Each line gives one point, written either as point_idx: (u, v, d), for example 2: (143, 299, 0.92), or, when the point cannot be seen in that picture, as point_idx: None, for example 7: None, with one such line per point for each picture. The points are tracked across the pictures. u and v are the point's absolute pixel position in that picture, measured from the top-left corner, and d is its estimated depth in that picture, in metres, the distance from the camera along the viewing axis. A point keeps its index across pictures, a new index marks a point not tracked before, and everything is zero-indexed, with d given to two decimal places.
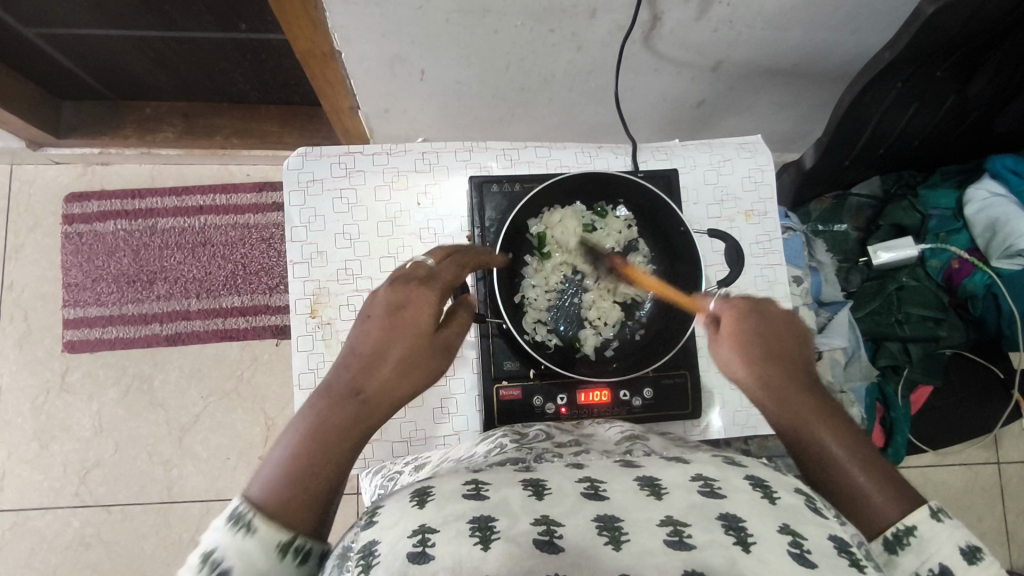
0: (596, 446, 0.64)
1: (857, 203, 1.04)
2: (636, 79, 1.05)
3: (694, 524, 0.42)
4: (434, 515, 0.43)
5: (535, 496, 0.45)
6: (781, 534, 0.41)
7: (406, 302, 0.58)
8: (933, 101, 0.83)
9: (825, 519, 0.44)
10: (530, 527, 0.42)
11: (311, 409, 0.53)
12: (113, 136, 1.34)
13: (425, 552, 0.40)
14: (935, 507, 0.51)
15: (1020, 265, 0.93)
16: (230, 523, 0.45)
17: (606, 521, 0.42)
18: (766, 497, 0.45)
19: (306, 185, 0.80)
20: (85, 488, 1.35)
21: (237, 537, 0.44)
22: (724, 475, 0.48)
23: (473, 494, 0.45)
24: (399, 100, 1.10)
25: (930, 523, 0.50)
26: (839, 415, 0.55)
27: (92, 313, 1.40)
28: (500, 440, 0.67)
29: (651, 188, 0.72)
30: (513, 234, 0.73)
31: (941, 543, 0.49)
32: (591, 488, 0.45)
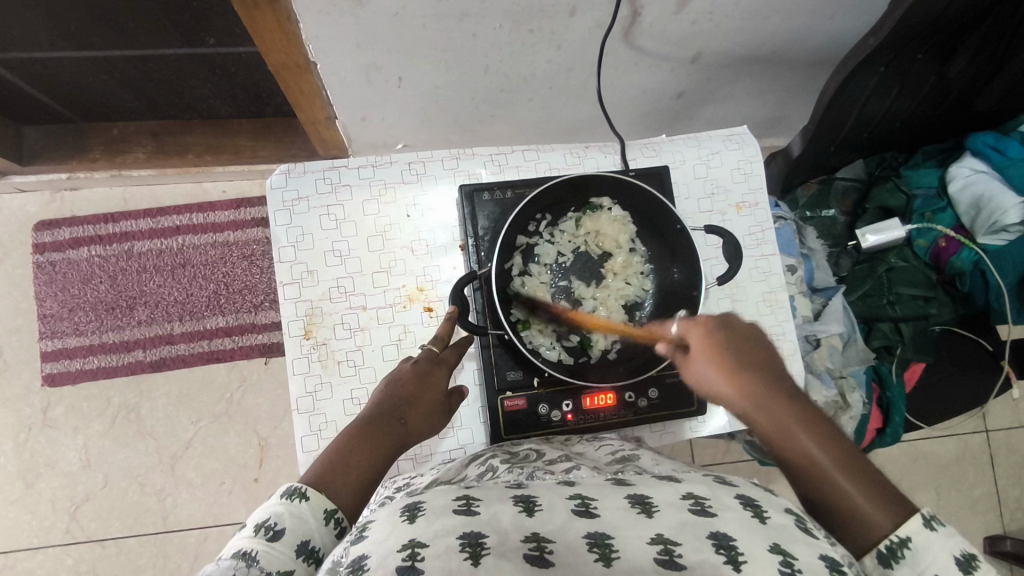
0: (586, 463, 0.66)
1: (843, 187, 1.04)
2: (617, 74, 1.04)
3: (684, 543, 0.44)
4: (424, 531, 0.45)
5: (527, 512, 0.48)
6: (773, 553, 0.43)
7: (433, 371, 0.72)
8: (913, 84, 0.84)
9: (816, 540, 0.46)
10: (520, 543, 0.44)
11: (346, 436, 0.64)
12: (80, 159, 1.29)
13: (415, 566, 0.41)
14: (928, 515, 0.51)
15: (1005, 240, 0.95)
16: (257, 529, 0.54)
17: (596, 539, 0.45)
18: (756, 515, 0.48)
19: (291, 203, 0.78)
20: (77, 524, 1.31)
21: (261, 538, 0.53)
22: (714, 494, 0.51)
23: (464, 510, 0.47)
24: (378, 107, 1.08)
25: (924, 533, 0.50)
26: (826, 428, 0.56)
27: (71, 344, 1.35)
28: (490, 463, 0.67)
29: (646, 188, 0.71)
30: (508, 244, 0.71)
31: (935, 554, 0.49)
32: (584, 508, 0.49)
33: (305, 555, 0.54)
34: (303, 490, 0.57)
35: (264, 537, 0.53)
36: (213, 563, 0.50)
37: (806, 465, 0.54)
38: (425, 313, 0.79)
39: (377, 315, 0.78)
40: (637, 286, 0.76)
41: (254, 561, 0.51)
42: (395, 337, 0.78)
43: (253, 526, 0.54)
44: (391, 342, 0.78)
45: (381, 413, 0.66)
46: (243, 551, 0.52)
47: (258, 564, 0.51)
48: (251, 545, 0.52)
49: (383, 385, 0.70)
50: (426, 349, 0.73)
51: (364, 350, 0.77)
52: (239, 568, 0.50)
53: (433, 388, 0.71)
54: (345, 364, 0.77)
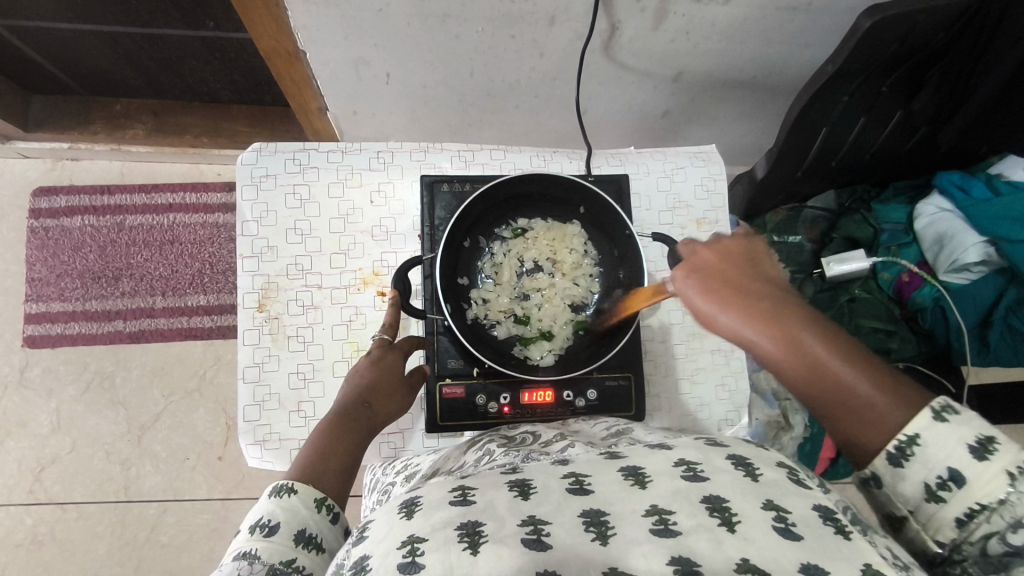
0: (580, 439, 0.64)
1: (812, 216, 1.09)
2: (601, 88, 1.07)
3: (678, 510, 0.42)
4: (422, 525, 0.42)
5: (522, 496, 0.45)
6: (764, 510, 0.42)
7: (384, 353, 0.71)
8: (878, 116, 0.87)
9: (809, 490, 0.45)
10: (517, 528, 0.41)
11: (318, 435, 0.63)
12: (82, 131, 1.34)
13: (415, 561, 0.39)
14: (937, 407, 0.49)
15: (967, 279, 0.98)
16: (253, 530, 0.54)
17: (591, 517, 0.42)
18: (748, 475, 0.46)
19: (259, 180, 0.81)
20: (40, 486, 1.33)
21: (258, 537, 0.53)
22: (706, 457, 0.48)
23: (460, 501, 0.45)
24: (367, 103, 1.11)
25: (934, 428, 0.48)
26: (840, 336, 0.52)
27: (54, 308, 1.39)
28: (488, 447, 0.66)
29: (597, 192, 0.74)
30: (458, 232, 0.74)
31: (947, 447, 0.48)
32: (577, 485, 0.46)
33: (304, 543, 0.54)
34: (290, 484, 0.57)
35: (261, 535, 0.53)
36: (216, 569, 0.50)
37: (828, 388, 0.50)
38: (378, 297, 0.81)
39: (331, 295, 0.80)
40: (584, 287, 0.77)
41: (255, 559, 0.51)
42: (346, 318, 0.80)
43: (248, 528, 0.54)
44: (342, 322, 0.80)
45: (346, 403, 0.66)
46: (243, 552, 0.52)
47: (259, 560, 0.51)
48: (250, 545, 0.52)
49: (346, 380, 0.70)
50: (377, 338, 0.73)
51: (314, 327, 0.79)
52: (242, 568, 0.50)
53: (388, 363, 0.71)
54: (294, 339, 0.79)
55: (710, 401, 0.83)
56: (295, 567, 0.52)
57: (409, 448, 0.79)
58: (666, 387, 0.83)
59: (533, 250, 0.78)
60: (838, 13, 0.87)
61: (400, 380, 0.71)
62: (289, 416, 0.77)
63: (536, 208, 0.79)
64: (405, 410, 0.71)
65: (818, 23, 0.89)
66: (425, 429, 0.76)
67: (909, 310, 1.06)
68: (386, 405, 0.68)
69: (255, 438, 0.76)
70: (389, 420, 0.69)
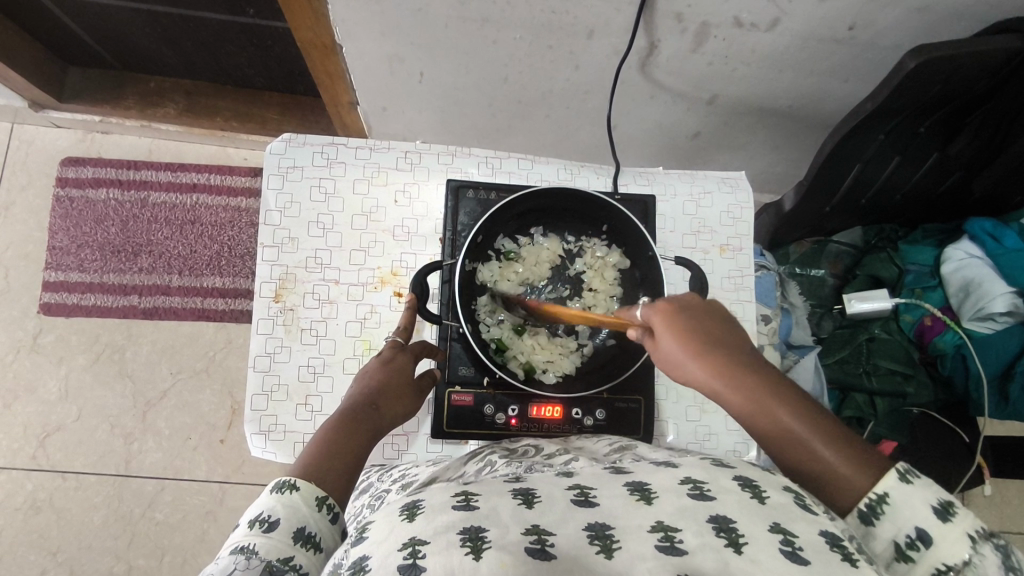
0: (584, 455, 0.63)
1: (836, 250, 1.08)
2: (632, 105, 1.06)
3: (684, 528, 0.41)
4: (424, 528, 0.41)
5: (525, 505, 0.44)
6: (772, 533, 0.40)
7: (393, 356, 0.71)
8: (915, 156, 0.85)
9: (815, 516, 0.44)
10: (520, 537, 0.40)
11: (323, 433, 0.62)
12: (114, 105, 1.36)
13: (416, 564, 0.38)
14: (902, 471, 0.52)
15: (991, 329, 0.97)
16: (254, 525, 0.53)
17: (596, 530, 0.41)
18: (755, 496, 0.44)
19: (285, 170, 0.81)
20: (43, 452, 1.34)
21: (259, 533, 0.52)
22: (712, 477, 0.47)
23: (464, 505, 0.44)
24: (398, 100, 1.11)
25: (902, 488, 0.51)
26: (802, 398, 0.55)
27: (72, 278, 1.40)
28: (489, 458, 0.64)
29: (622, 210, 0.73)
30: (482, 240, 0.73)
31: (913, 507, 0.50)
32: (582, 496, 0.45)
33: (303, 541, 0.53)
34: (292, 482, 0.56)
35: (260, 530, 0.53)
36: (213, 561, 0.50)
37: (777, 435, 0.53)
38: (394, 297, 0.81)
39: (347, 291, 0.80)
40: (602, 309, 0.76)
41: (253, 554, 0.51)
42: (360, 315, 0.80)
43: (248, 522, 0.54)
44: (356, 319, 0.80)
45: (352, 404, 0.65)
46: (242, 546, 0.52)
47: (257, 555, 0.51)
48: (249, 539, 0.52)
49: (355, 380, 0.70)
50: (390, 340, 0.73)
51: (328, 322, 0.79)
52: (239, 562, 0.50)
53: (398, 364, 0.70)
54: (307, 332, 0.79)
55: (719, 431, 0.82)
56: (292, 566, 0.52)
57: (412, 451, 0.78)
58: (675, 411, 0.82)
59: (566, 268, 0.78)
60: (883, 49, 0.85)
61: (408, 383, 0.70)
62: (295, 408, 0.77)
63: (560, 223, 0.78)
64: (412, 413, 0.70)
65: (860, 58, 0.88)
66: (431, 434, 0.76)
67: (928, 355, 1.04)
68: (393, 406, 0.68)
69: (260, 428, 0.76)
70: (395, 422, 0.68)
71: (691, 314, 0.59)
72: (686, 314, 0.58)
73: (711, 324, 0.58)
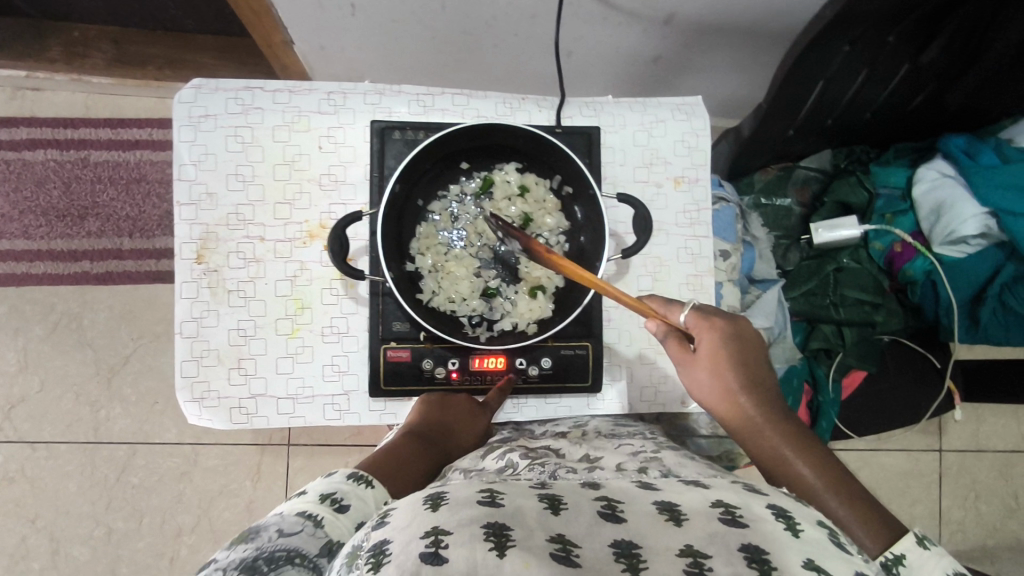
0: (606, 463, 0.61)
1: (803, 177, 1.02)
2: (584, 29, 0.98)
3: (715, 555, 0.39)
4: (448, 519, 0.40)
5: (551, 509, 0.43)
6: (806, 569, 0.40)
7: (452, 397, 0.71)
8: (885, 68, 0.77)
9: (848, 557, 0.43)
10: (545, 543, 0.39)
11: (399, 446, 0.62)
12: (36, 58, 1.26)
13: (439, 553, 0.38)
14: (919, 535, 0.56)
15: (963, 253, 0.92)
16: (325, 499, 0.51)
17: (622, 548, 0.39)
18: (789, 528, 0.43)
19: (198, 120, 0.74)
20: (9, 423, 1.32)
21: (329, 509, 0.50)
22: (745, 501, 0.45)
23: (488, 502, 0.43)
24: (333, 37, 1.02)
25: (916, 550, 0.55)
26: (820, 452, 0.63)
27: (19, 246, 1.35)
28: (509, 456, 0.62)
29: (556, 143, 0.66)
30: (407, 181, 0.67)
31: (929, 571, 0.54)
32: (610, 509, 0.43)
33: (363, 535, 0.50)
34: (368, 476, 0.55)
35: (331, 507, 0.50)
36: (277, 520, 0.48)
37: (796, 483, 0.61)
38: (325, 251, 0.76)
39: (274, 248, 0.75)
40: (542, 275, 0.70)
41: (318, 525, 0.48)
42: (290, 273, 0.75)
43: (319, 494, 0.51)
44: (286, 278, 0.75)
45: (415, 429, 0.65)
46: (308, 513, 0.49)
47: (322, 528, 0.48)
48: (316, 510, 0.50)
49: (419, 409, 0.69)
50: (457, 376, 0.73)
51: (255, 282, 0.75)
52: (305, 529, 0.48)
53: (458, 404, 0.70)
54: (235, 294, 0.74)
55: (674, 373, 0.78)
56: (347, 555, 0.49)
57: (354, 411, 0.75)
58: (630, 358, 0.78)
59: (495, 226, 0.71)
60: None
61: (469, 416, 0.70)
62: (227, 373, 0.74)
63: (486, 156, 0.72)
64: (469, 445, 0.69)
65: None
66: (369, 394, 0.73)
67: (898, 282, 1.00)
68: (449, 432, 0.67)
69: (192, 395, 0.73)
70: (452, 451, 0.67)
71: (736, 348, 0.65)
72: (730, 346, 0.65)
73: (755, 364, 0.66)
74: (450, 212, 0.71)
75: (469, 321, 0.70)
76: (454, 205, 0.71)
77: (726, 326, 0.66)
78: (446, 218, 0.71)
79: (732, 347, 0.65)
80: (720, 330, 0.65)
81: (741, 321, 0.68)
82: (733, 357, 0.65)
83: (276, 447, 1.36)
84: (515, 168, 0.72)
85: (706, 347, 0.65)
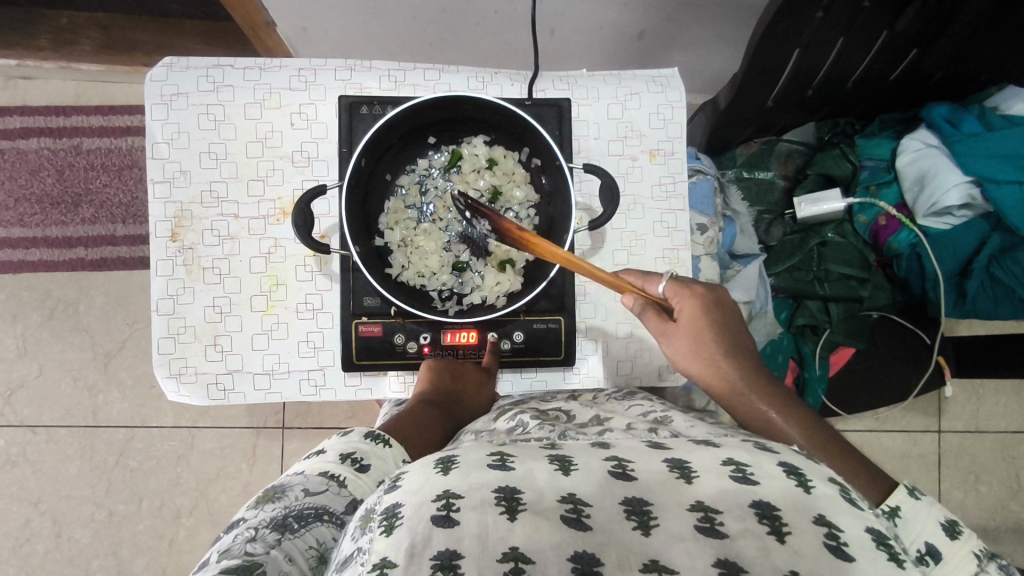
0: (616, 425, 0.62)
1: (787, 150, 1.02)
2: (564, 4, 0.97)
3: (726, 511, 0.40)
4: (459, 482, 0.41)
5: (562, 470, 0.43)
6: (816, 525, 0.39)
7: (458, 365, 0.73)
8: (860, 36, 0.76)
9: (861, 510, 0.42)
10: (556, 503, 0.40)
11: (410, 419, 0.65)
12: (26, 46, 1.28)
13: (450, 517, 0.39)
14: (910, 486, 0.56)
15: (947, 224, 0.92)
16: (348, 460, 0.55)
17: (633, 505, 0.40)
18: (800, 485, 0.42)
19: (169, 98, 0.75)
20: (10, 408, 1.35)
21: (350, 469, 0.55)
22: (756, 460, 0.44)
23: (499, 466, 0.43)
24: (314, 18, 1.02)
25: (909, 501, 0.55)
26: (805, 415, 0.63)
27: (15, 234, 1.37)
28: (521, 417, 0.65)
29: (513, 110, 0.65)
30: (373, 156, 0.68)
31: (924, 522, 0.53)
32: (620, 469, 0.43)
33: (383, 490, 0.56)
34: (385, 437, 0.59)
35: (353, 467, 0.55)
36: (305, 481, 0.53)
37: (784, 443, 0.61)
38: None
39: (248, 225, 0.76)
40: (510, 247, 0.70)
41: (342, 486, 0.53)
42: (264, 250, 0.76)
43: (340, 454, 0.56)
44: (260, 255, 0.76)
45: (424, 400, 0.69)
46: (332, 474, 0.54)
47: (346, 488, 0.53)
48: (338, 471, 0.54)
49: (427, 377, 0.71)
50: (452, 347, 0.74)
51: (230, 260, 0.75)
52: (330, 490, 0.52)
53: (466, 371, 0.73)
54: (210, 272, 0.75)
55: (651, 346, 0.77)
56: None
57: (330, 386, 0.76)
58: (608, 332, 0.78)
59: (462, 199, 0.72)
60: None
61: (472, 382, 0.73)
62: (204, 349, 0.75)
63: (455, 130, 0.72)
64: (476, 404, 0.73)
65: None
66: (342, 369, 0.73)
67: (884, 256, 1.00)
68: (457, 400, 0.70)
69: (171, 371, 0.74)
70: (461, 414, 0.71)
71: (718, 315, 0.67)
72: (712, 313, 0.67)
73: (736, 333, 0.68)
74: (419, 187, 0.72)
75: (438, 295, 0.71)
76: (422, 179, 0.72)
77: (709, 294, 0.68)
78: (415, 192, 0.72)
79: (711, 314, 0.67)
80: (703, 297, 0.68)
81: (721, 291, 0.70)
82: (714, 324, 0.67)
83: (271, 430, 1.37)
84: (483, 141, 0.72)
85: (689, 313, 0.67)
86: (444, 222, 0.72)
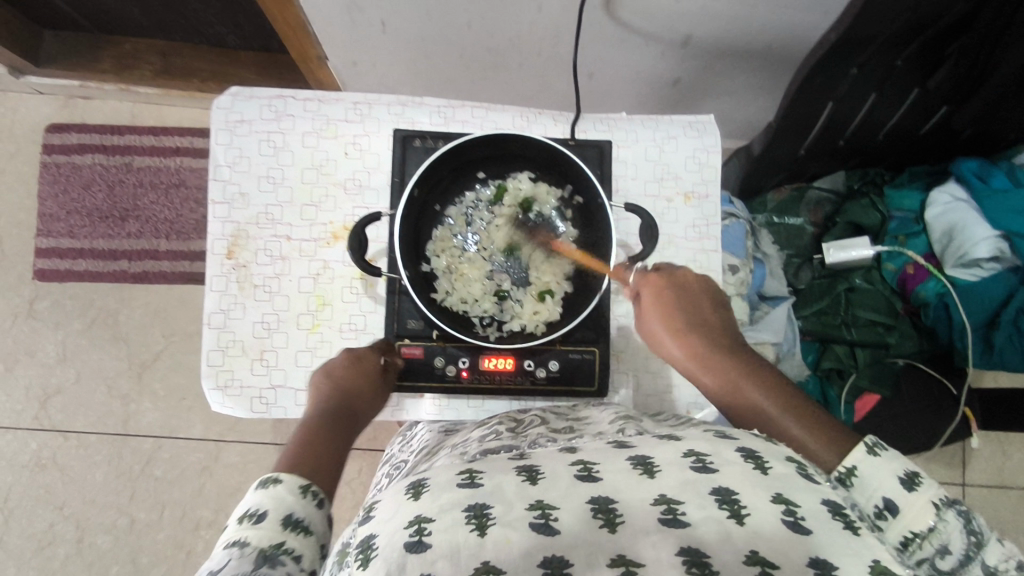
0: (589, 429, 0.58)
1: (816, 197, 1.05)
2: (604, 49, 1.01)
3: (688, 501, 0.40)
4: (430, 505, 0.41)
5: (529, 480, 0.43)
6: (774, 503, 0.39)
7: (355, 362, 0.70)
8: (893, 93, 0.79)
9: (818, 485, 0.41)
10: (524, 513, 0.40)
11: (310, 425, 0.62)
12: (90, 69, 1.35)
13: (421, 541, 0.39)
14: (871, 442, 0.49)
15: (976, 275, 0.94)
16: (242, 519, 0.48)
17: (599, 504, 0.40)
18: (757, 466, 0.42)
19: (233, 125, 0.80)
20: (44, 412, 1.39)
21: (243, 525, 0.48)
22: (715, 449, 0.44)
23: (468, 483, 0.43)
24: (366, 53, 1.08)
25: (871, 462, 0.48)
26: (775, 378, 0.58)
27: (64, 245, 1.42)
28: (495, 426, 0.63)
29: (553, 143, 0.69)
30: (427, 185, 0.72)
31: (881, 478, 0.47)
32: (585, 472, 0.43)
33: (292, 526, 0.49)
34: (275, 476, 0.52)
35: (248, 524, 0.48)
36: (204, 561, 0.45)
37: (747, 411, 0.56)
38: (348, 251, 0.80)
39: (300, 247, 0.80)
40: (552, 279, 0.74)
41: (244, 544, 0.46)
42: (313, 271, 0.79)
43: (236, 518, 0.49)
44: (309, 275, 0.79)
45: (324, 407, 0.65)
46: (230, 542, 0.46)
47: (248, 545, 0.46)
48: (239, 534, 0.47)
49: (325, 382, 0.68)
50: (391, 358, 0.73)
51: (281, 279, 0.79)
52: (231, 555, 0.45)
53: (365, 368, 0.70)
54: (260, 289, 0.79)
55: (680, 382, 0.79)
56: (285, 550, 0.47)
57: None
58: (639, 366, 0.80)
59: (506, 232, 0.75)
60: None
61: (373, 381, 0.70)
62: (251, 364, 0.78)
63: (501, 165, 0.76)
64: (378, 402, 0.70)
65: None
66: None
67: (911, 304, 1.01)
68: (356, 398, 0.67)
69: (217, 383, 0.77)
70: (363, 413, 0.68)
71: (687, 293, 0.66)
72: (673, 289, 0.66)
73: (703, 305, 0.66)
74: (465, 217, 0.76)
75: (480, 321, 0.73)
76: (469, 211, 0.76)
77: (670, 274, 0.68)
78: (461, 222, 0.76)
79: (669, 294, 0.66)
80: (663, 278, 0.67)
81: (685, 272, 0.69)
82: (676, 302, 0.65)
83: None
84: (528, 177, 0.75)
85: (648, 293, 0.67)
86: (490, 253, 0.75)
